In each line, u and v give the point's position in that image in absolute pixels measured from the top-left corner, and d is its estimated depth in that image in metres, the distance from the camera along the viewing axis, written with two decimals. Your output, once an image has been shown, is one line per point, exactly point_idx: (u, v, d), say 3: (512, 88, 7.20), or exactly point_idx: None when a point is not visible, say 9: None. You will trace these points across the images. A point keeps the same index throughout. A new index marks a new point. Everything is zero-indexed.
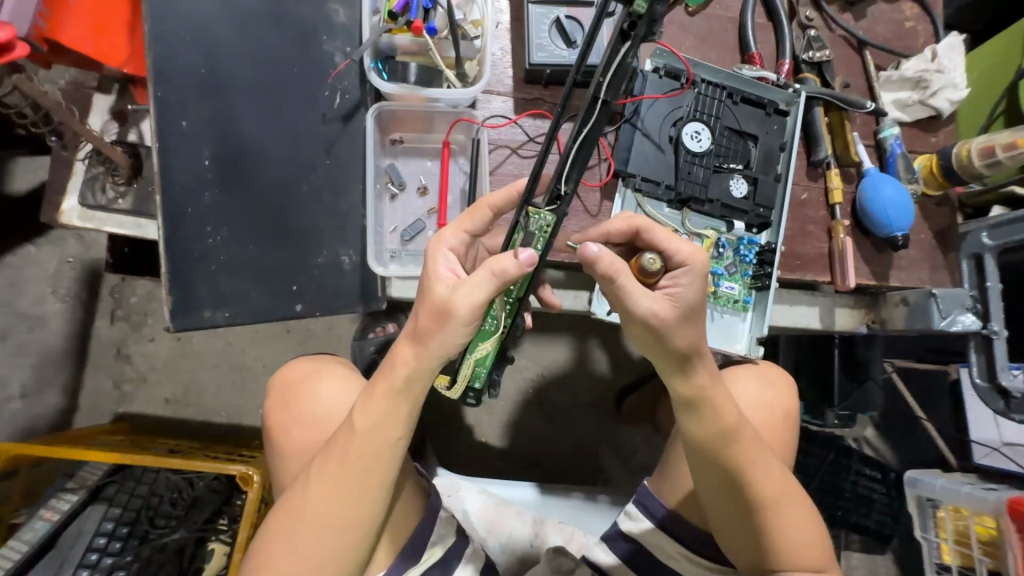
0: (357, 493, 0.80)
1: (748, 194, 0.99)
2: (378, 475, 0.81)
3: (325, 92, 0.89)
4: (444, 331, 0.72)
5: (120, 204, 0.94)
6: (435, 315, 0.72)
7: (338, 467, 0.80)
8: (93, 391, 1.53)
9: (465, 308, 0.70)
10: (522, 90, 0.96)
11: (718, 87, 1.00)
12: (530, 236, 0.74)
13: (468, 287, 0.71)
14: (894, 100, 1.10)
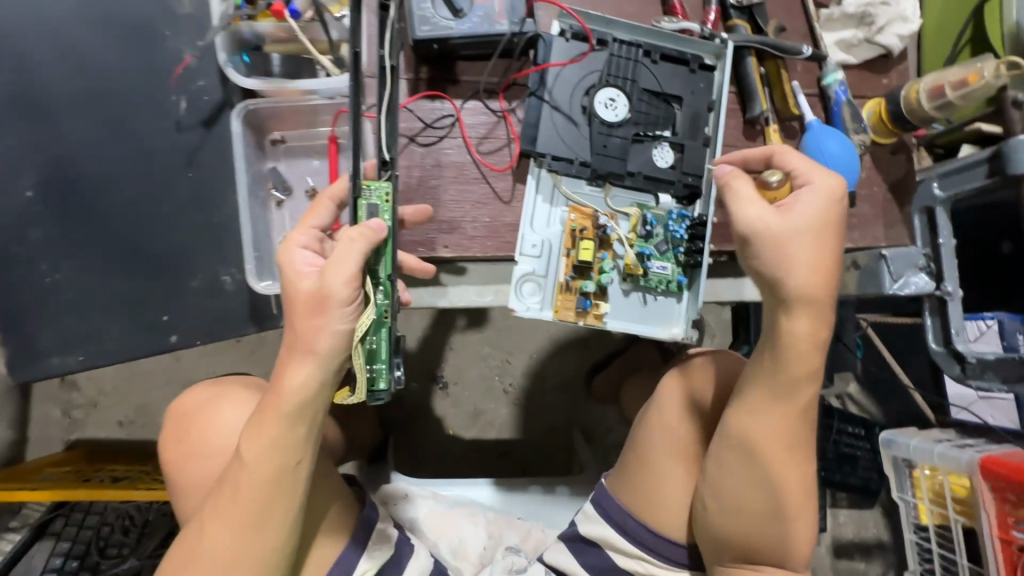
0: (258, 531, 0.71)
1: (675, 162, 0.90)
2: (278, 509, 0.71)
3: (172, 97, 0.87)
4: (321, 323, 0.66)
5: None
6: (307, 307, 0.67)
7: (232, 505, 0.70)
8: (42, 420, 1.49)
9: (337, 288, 0.66)
10: (415, 71, 0.88)
11: (633, 45, 0.89)
12: (375, 208, 0.72)
13: (330, 265, 0.66)
14: (837, 41, 1.00)
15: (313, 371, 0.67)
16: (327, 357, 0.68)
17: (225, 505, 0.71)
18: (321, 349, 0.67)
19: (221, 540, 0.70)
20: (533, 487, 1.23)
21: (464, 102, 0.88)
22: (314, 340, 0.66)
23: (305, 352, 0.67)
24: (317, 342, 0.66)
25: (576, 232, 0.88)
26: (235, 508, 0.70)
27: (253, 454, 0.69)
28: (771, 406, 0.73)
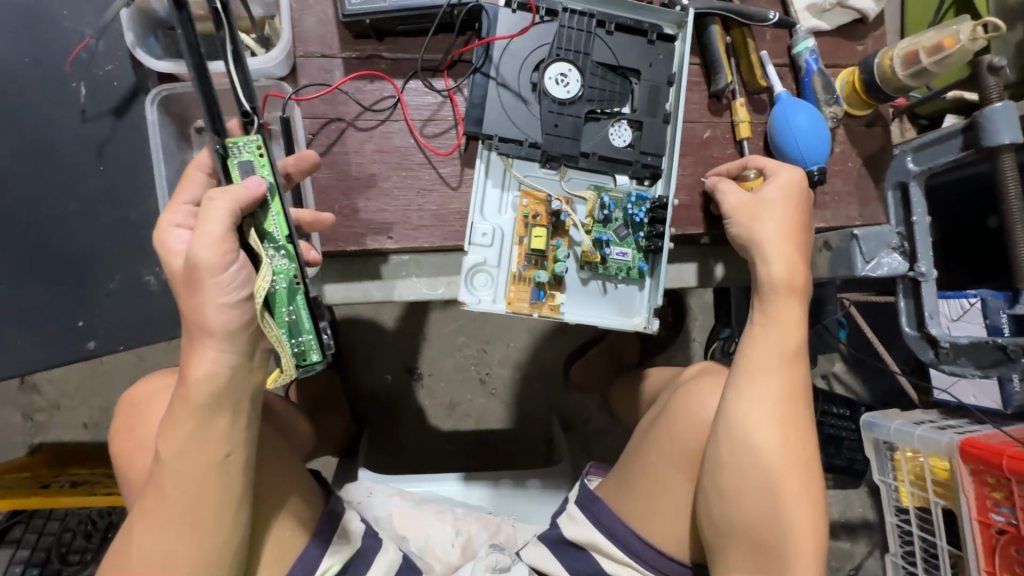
0: (194, 537, 0.62)
1: (633, 141, 0.84)
2: (212, 510, 0.63)
3: (72, 83, 0.77)
4: (212, 302, 0.59)
5: None
6: (189, 286, 0.60)
7: (157, 509, 0.62)
8: (3, 424, 1.45)
9: (201, 253, 0.57)
10: (351, 48, 0.81)
11: (584, 14, 0.82)
12: (247, 164, 0.63)
13: (197, 231, 0.58)
14: (809, 6, 0.93)
15: (222, 354, 0.61)
16: (227, 336, 0.60)
17: (151, 509, 0.62)
18: (219, 329, 0.60)
19: (152, 549, 0.61)
20: (507, 480, 1.19)
21: (405, 82, 0.82)
22: (211, 319, 0.59)
23: (203, 331, 0.59)
24: (211, 320, 0.59)
25: (528, 218, 0.83)
26: (165, 514, 0.61)
27: (170, 451, 0.61)
28: (754, 392, 0.73)
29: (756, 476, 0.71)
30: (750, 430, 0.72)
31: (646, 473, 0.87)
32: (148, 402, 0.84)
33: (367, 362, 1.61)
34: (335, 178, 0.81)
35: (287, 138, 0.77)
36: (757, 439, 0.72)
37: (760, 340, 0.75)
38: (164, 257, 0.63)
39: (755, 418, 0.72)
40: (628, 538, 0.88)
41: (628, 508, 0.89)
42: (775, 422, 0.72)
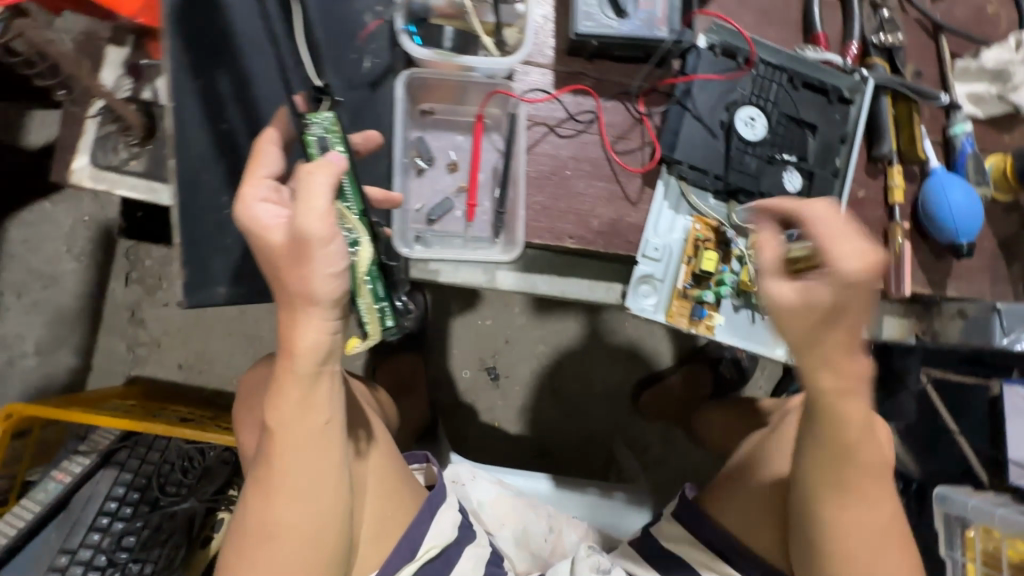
0: (309, 502, 0.66)
1: (802, 188, 0.92)
2: (327, 475, 0.67)
3: (351, 54, 0.83)
4: (308, 274, 0.56)
5: (133, 165, 0.87)
6: (291, 257, 0.56)
7: (277, 478, 0.65)
8: (107, 351, 1.52)
9: (312, 226, 0.54)
10: (562, 63, 0.89)
11: (779, 69, 0.91)
12: (325, 141, 0.63)
13: (299, 206, 0.54)
14: (969, 94, 1.01)
15: (321, 323, 0.59)
16: (335, 303, 0.58)
17: (267, 481, 0.65)
18: (324, 298, 0.57)
19: (279, 515, 0.66)
20: (594, 489, 1.23)
21: (607, 100, 0.90)
22: (314, 290, 0.56)
23: (308, 300, 0.57)
24: (315, 290, 0.56)
25: (698, 241, 0.91)
26: (278, 483, 0.65)
27: (278, 422, 0.63)
28: (866, 441, 0.66)
29: (880, 504, 0.69)
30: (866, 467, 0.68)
31: (761, 496, 0.85)
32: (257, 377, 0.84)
33: (448, 355, 1.65)
34: (531, 176, 0.88)
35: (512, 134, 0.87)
36: (874, 475, 0.68)
37: (888, 396, 0.66)
38: (253, 232, 0.58)
39: (858, 462, 0.67)
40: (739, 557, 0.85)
41: (745, 529, 0.85)
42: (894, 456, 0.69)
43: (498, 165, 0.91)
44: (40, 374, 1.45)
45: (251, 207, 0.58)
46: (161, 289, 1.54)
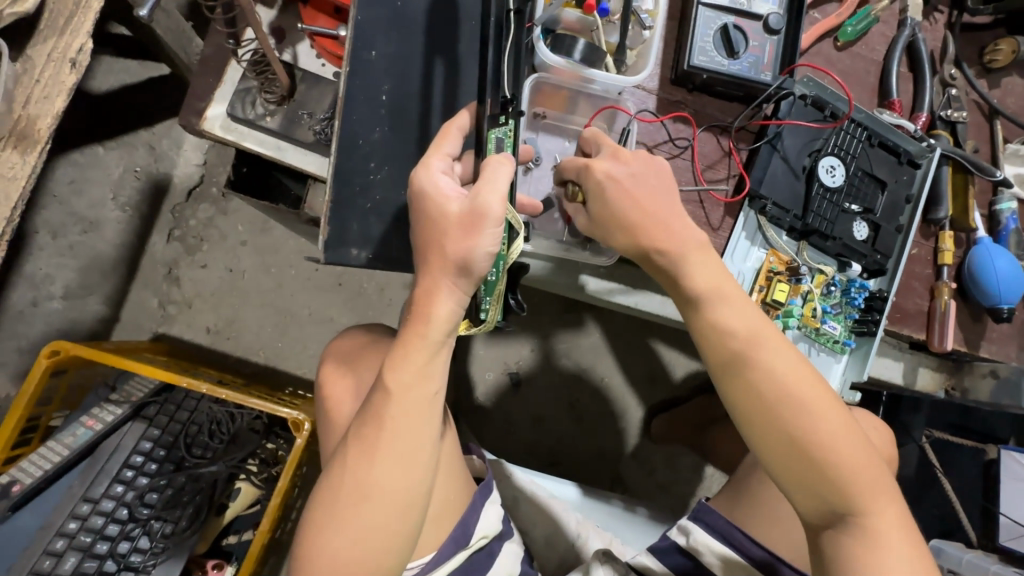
0: (407, 465, 0.70)
1: (868, 237, 0.98)
2: (424, 440, 0.71)
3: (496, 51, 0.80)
4: (469, 242, 0.65)
5: (267, 122, 0.84)
6: (461, 230, 0.66)
7: (382, 436, 0.69)
8: (136, 305, 1.50)
9: (494, 205, 0.64)
10: (666, 91, 0.96)
11: (859, 126, 0.99)
12: (501, 143, 0.71)
13: (482, 186, 0.66)
14: (1015, 175, 1.10)
15: (459, 290, 0.68)
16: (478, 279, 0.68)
17: (372, 439, 0.69)
18: (475, 269, 0.67)
19: (377, 476, 0.68)
20: (619, 501, 1.24)
21: (701, 130, 0.95)
22: (468, 259, 0.66)
23: (460, 273, 0.67)
24: (469, 258, 0.66)
25: (772, 272, 0.95)
26: (384, 442, 0.69)
27: (398, 382, 0.69)
28: (791, 413, 0.65)
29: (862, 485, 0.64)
30: (831, 441, 0.64)
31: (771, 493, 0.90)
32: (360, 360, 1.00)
33: (473, 356, 1.67)
34: None
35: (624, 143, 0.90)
36: (843, 451, 0.64)
37: (768, 353, 0.67)
38: (430, 198, 0.68)
39: (811, 437, 0.64)
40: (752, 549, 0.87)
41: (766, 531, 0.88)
42: (854, 433, 0.66)
43: None
44: (64, 318, 1.41)
45: (435, 175, 0.68)
46: (201, 250, 1.54)
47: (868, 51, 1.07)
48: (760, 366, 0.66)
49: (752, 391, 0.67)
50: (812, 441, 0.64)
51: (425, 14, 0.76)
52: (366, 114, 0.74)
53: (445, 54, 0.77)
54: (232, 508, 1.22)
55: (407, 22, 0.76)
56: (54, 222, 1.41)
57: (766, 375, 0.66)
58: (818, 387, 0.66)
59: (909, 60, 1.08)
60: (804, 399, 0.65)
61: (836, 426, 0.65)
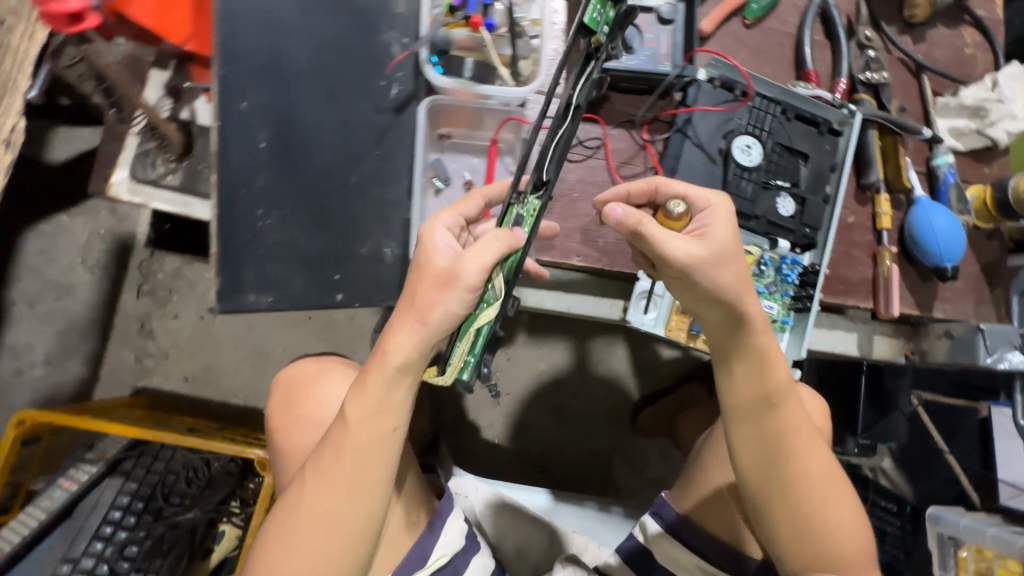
0: (357, 491, 0.73)
1: (795, 212, 0.97)
2: (376, 470, 0.74)
3: (381, 82, 0.81)
4: (437, 301, 0.68)
5: (170, 180, 0.89)
6: (433, 284, 0.69)
7: (334, 462, 0.73)
8: (115, 363, 1.56)
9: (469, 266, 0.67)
10: (572, 93, 0.95)
11: (772, 101, 0.98)
12: (523, 219, 0.72)
13: (465, 252, 0.68)
14: (950, 128, 1.08)
15: (419, 337, 0.70)
16: (433, 327, 0.69)
17: (327, 467, 0.73)
18: (431, 322, 0.69)
19: (326, 499, 0.73)
20: (592, 504, 1.22)
21: (612, 128, 0.95)
22: (428, 312, 0.69)
23: (416, 320, 0.69)
24: (428, 314, 0.68)
25: None
26: (334, 468, 0.73)
27: (354, 415, 0.72)
28: (807, 489, 0.73)
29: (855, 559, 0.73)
30: (834, 518, 0.73)
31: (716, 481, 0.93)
32: (312, 384, 1.03)
33: None
34: None
35: (525, 157, 0.90)
36: (843, 524, 0.73)
37: (799, 435, 0.74)
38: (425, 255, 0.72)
39: (816, 510, 0.73)
40: (691, 538, 0.92)
41: (704, 515, 0.92)
42: (853, 512, 0.75)
43: (511, 185, 0.94)
44: (48, 384, 1.45)
45: (438, 235, 0.73)
46: (172, 300, 1.58)
47: (781, 24, 1.06)
48: (793, 451, 0.74)
49: (778, 471, 0.74)
50: (812, 514, 0.73)
51: (296, 56, 0.74)
52: (243, 164, 0.72)
53: (325, 90, 0.77)
54: (217, 552, 1.26)
55: (269, 62, 0.73)
56: (31, 292, 1.45)
57: (794, 458, 0.74)
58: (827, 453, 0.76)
59: (824, 28, 1.07)
60: (822, 480, 0.74)
61: (840, 504, 0.74)
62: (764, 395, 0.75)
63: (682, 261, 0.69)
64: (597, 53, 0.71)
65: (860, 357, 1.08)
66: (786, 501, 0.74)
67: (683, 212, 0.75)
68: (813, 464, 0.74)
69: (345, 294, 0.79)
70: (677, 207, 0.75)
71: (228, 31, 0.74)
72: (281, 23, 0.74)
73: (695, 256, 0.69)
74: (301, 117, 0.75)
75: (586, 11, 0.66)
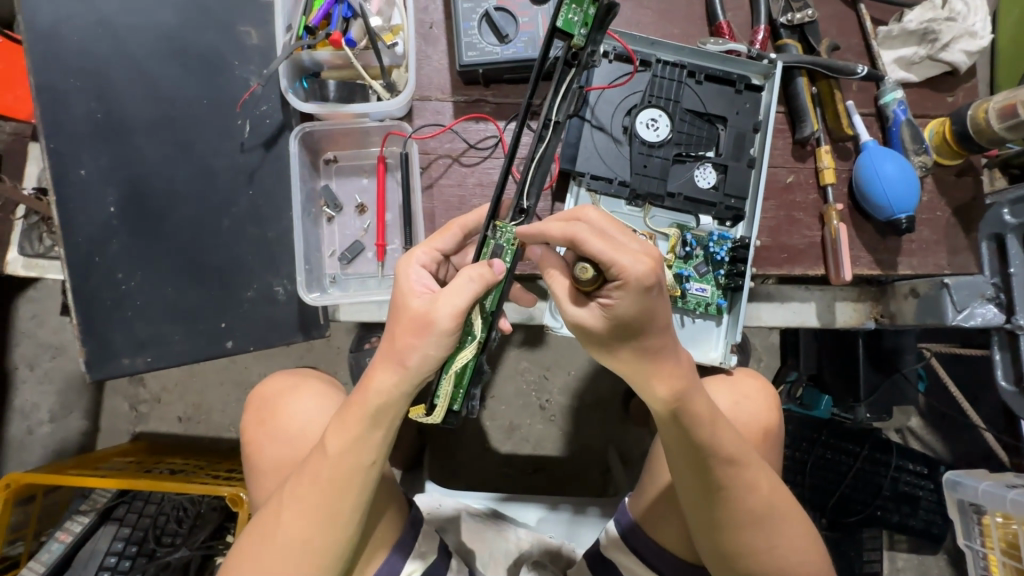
0: (327, 523, 0.68)
1: (717, 183, 0.89)
2: (348, 506, 0.68)
3: (237, 121, 0.89)
4: (416, 345, 0.62)
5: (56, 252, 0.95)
6: (410, 326, 0.63)
7: (310, 491, 0.68)
8: (111, 411, 1.54)
9: (442, 316, 0.61)
10: (460, 93, 0.90)
11: (677, 65, 0.89)
12: (501, 249, 0.69)
13: (443, 291, 0.62)
14: (897, 59, 0.95)
15: (399, 378, 0.64)
16: (417, 369, 0.64)
17: (300, 492, 0.68)
18: (412, 364, 0.63)
19: (296, 527, 0.67)
20: (566, 505, 1.08)
21: (506, 124, 0.90)
22: (405, 354, 0.63)
23: (396, 362, 0.64)
24: (408, 356, 0.63)
25: None
26: (309, 493, 0.68)
27: (335, 449, 0.67)
28: (748, 530, 0.70)
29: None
30: (780, 550, 0.70)
31: (663, 487, 0.83)
32: (283, 397, 0.89)
33: None
34: (436, 209, 0.89)
35: (405, 173, 0.88)
36: (790, 551, 0.71)
37: (737, 484, 0.69)
38: (402, 290, 0.66)
39: (757, 550, 0.70)
40: (646, 552, 0.83)
41: (658, 529, 0.82)
42: (801, 533, 0.72)
43: (402, 201, 0.94)
44: (56, 440, 1.51)
45: (412, 274, 0.67)
46: None
47: None
48: (732, 499, 0.69)
49: (719, 522, 0.69)
50: (754, 553, 0.70)
51: (137, 114, 0.87)
52: (96, 229, 0.85)
53: (175, 140, 0.87)
54: None
55: (112, 129, 0.86)
56: (29, 355, 1.51)
57: (731, 508, 0.69)
58: (782, 499, 0.71)
59: None
60: (764, 519, 0.70)
61: (786, 535, 0.71)
62: (700, 453, 0.67)
63: (575, 330, 0.65)
64: (577, 59, 0.69)
65: (823, 327, 0.98)
66: (727, 545, 0.70)
67: (592, 277, 0.60)
68: (756, 504, 0.69)
69: (233, 341, 0.88)
70: (584, 274, 0.61)
71: (57, 108, 0.84)
72: (119, 92, 0.86)
73: (588, 333, 0.64)
74: (153, 175, 0.87)
75: (561, 13, 0.66)
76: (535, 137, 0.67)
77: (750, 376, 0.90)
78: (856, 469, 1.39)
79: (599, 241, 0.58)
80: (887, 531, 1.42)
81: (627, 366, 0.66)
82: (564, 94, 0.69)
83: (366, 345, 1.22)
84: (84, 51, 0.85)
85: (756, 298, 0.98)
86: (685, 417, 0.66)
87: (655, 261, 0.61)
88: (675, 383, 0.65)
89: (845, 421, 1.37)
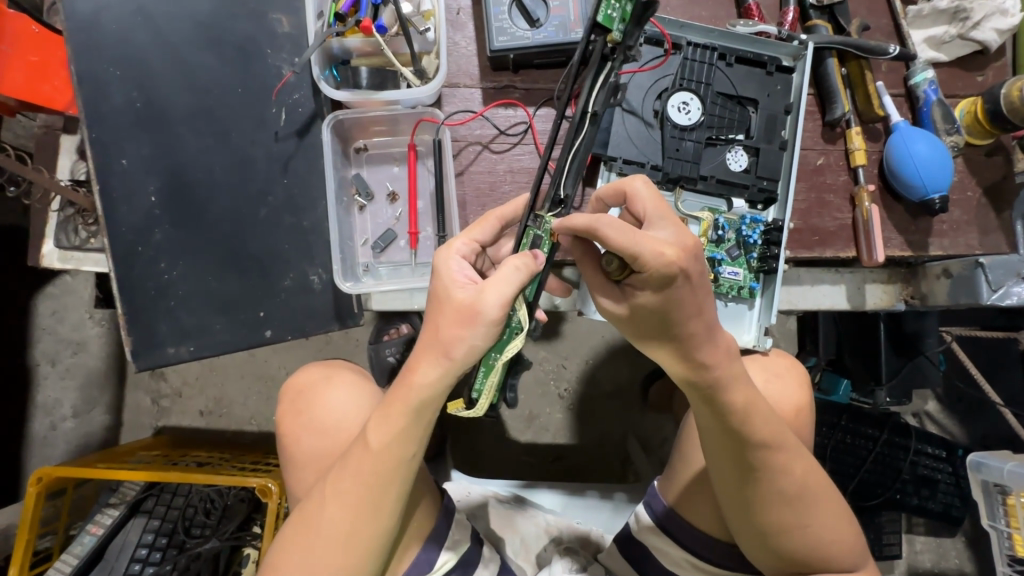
0: (371, 514, 0.68)
1: (749, 166, 0.89)
2: (391, 496, 0.69)
3: (272, 109, 0.90)
4: (462, 335, 0.63)
5: (92, 243, 0.95)
6: (455, 317, 0.63)
7: (353, 484, 0.68)
8: (133, 407, 1.52)
9: (489, 307, 0.62)
10: (489, 79, 0.90)
11: (708, 48, 0.89)
12: (539, 240, 0.69)
13: (490, 282, 0.63)
14: (927, 39, 0.95)
15: (445, 369, 0.65)
16: (463, 359, 0.64)
17: (344, 483, 0.68)
18: (458, 356, 0.64)
19: (340, 517, 0.68)
20: (592, 491, 1.07)
21: (536, 109, 0.89)
22: (452, 346, 0.63)
23: (441, 352, 0.64)
24: (454, 347, 0.63)
25: None
26: (352, 486, 0.68)
27: (378, 440, 0.67)
28: (782, 510, 0.70)
29: (838, 557, 0.72)
30: (810, 530, 0.71)
31: (696, 470, 0.82)
32: (316, 389, 0.89)
33: None
34: (468, 196, 0.89)
35: (439, 159, 0.88)
36: (821, 531, 0.71)
37: (772, 465, 0.68)
38: (443, 282, 0.66)
39: (788, 529, 0.70)
40: (679, 533, 0.82)
41: (691, 509, 0.82)
42: (834, 514, 0.72)
43: (433, 188, 0.95)
44: (79, 435, 1.48)
45: (454, 265, 0.67)
46: None
47: None
48: (766, 480, 0.69)
49: (752, 501, 0.69)
50: (785, 531, 0.70)
51: (173, 103, 0.88)
52: (139, 221, 0.87)
53: (213, 130, 0.89)
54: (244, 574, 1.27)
55: (151, 118, 0.87)
56: (50, 351, 1.48)
57: (764, 489, 0.69)
58: (819, 478, 0.72)
59: None
60: (795, 500, 0.70)
61: (818, 516, 0.71)
62: (736, 436, 0.67)
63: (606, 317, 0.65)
64: (615, 51, 0.68)
65: (853, 310, 0.98)
66: (759, 525, 0.70)
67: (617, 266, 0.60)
68: (788, 486, 0.69)
69: (271, 329, 0.89)
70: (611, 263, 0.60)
71: (96, 99, 0.85)
72: (154, 80, 0.87)
73: (617, 318, 0.64)
74: (190, 166, 0.88)
75: (602, 6, 0.64)
76: (573, 127, 0.67)
77: (782, 357, 0.91)
78: (876, 453, 1.38)
79: (618, 232, 0.55)
80: (906, 514, 1.42)
81: (662, 351, 0.64)
82: (600, 87, 0.69)
83: (385, 336, 1.21)
84: (123, 39, 0.86)
85: (786, 282, 0.98)
86: (722, 401, 0.65)
87: (688, 250, 0.57)
88: (717, 363, 0.63)
89: (865, 406, 1.38)
